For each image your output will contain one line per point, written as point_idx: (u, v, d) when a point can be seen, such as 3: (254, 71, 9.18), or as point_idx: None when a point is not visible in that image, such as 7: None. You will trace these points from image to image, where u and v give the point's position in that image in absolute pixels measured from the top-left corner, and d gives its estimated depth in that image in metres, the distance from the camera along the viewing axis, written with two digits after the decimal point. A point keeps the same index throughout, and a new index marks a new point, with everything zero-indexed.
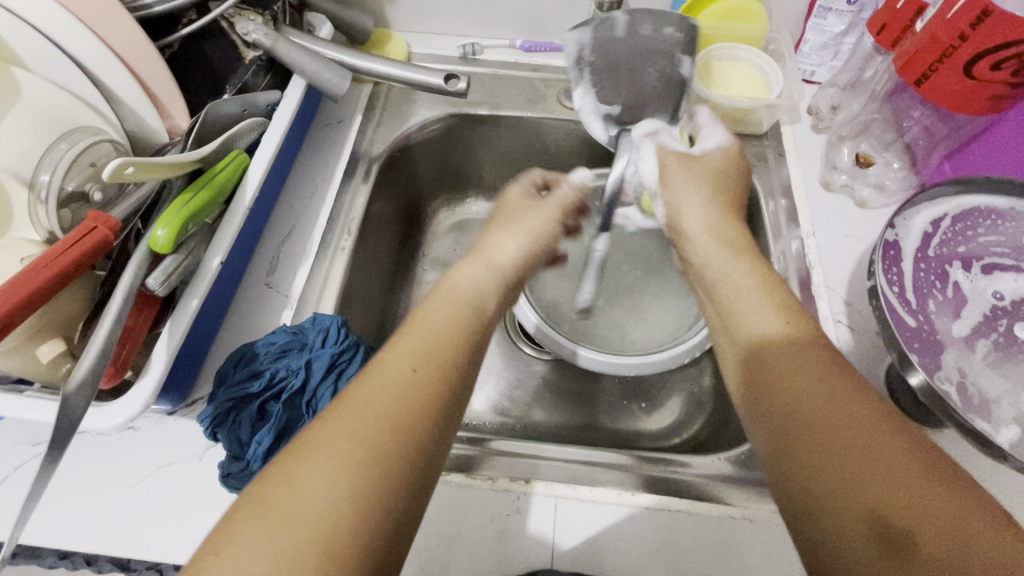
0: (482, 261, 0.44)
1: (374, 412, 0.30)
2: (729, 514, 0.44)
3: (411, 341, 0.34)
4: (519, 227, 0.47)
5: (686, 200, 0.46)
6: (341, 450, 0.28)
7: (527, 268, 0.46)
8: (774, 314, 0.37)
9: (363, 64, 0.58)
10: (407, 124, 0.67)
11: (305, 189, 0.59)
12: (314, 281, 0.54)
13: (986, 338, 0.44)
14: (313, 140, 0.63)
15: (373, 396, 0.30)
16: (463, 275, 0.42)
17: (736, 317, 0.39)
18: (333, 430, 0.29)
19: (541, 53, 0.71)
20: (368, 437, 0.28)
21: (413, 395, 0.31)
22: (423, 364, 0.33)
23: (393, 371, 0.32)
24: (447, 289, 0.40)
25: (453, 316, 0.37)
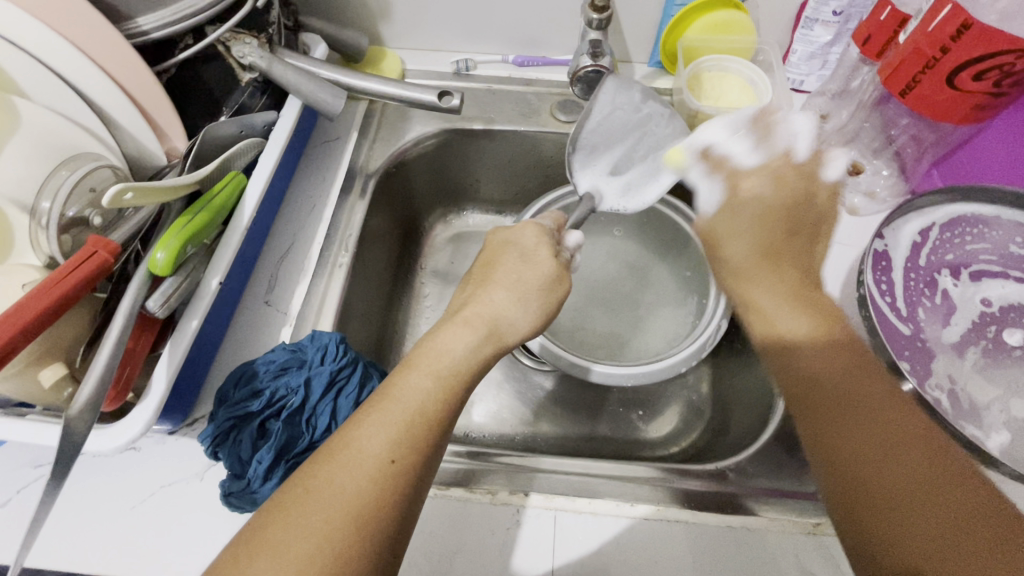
0: (466, 322, 0.41)
1: (346, 495, 0.30)
2: (729, 523, 0.44)
3: (389, 416, 0.34)
4: (501, 279, 0.44)
5: (731, 233, 0.47)
6: (311, 528, 0.29)
7: (520, 323, 0.42)
8: (802, 316, 0.39)
9: (358, 83, 0.59)
10: (402, 140, 0.67)
11: (303, 207, 0.60)
12: (312, 298, 0.55)
13: (976, 345, 0.44)
14: (310, 157, 0.64)
15: (339, 483, 0.30)
16: (441, 340, 0.39)
17: (768, 318, 0.41)
18: (298, 517, 0.29)
19: (533, 67, 0.72)
20: (335, 520, 0.29)
21: (376, 486, 0.31)
22: (405, 451, 0.32)
23: (370, 453, 0.32)
24: (429, 356, 0.38)
25: (438, 389, 0.36)
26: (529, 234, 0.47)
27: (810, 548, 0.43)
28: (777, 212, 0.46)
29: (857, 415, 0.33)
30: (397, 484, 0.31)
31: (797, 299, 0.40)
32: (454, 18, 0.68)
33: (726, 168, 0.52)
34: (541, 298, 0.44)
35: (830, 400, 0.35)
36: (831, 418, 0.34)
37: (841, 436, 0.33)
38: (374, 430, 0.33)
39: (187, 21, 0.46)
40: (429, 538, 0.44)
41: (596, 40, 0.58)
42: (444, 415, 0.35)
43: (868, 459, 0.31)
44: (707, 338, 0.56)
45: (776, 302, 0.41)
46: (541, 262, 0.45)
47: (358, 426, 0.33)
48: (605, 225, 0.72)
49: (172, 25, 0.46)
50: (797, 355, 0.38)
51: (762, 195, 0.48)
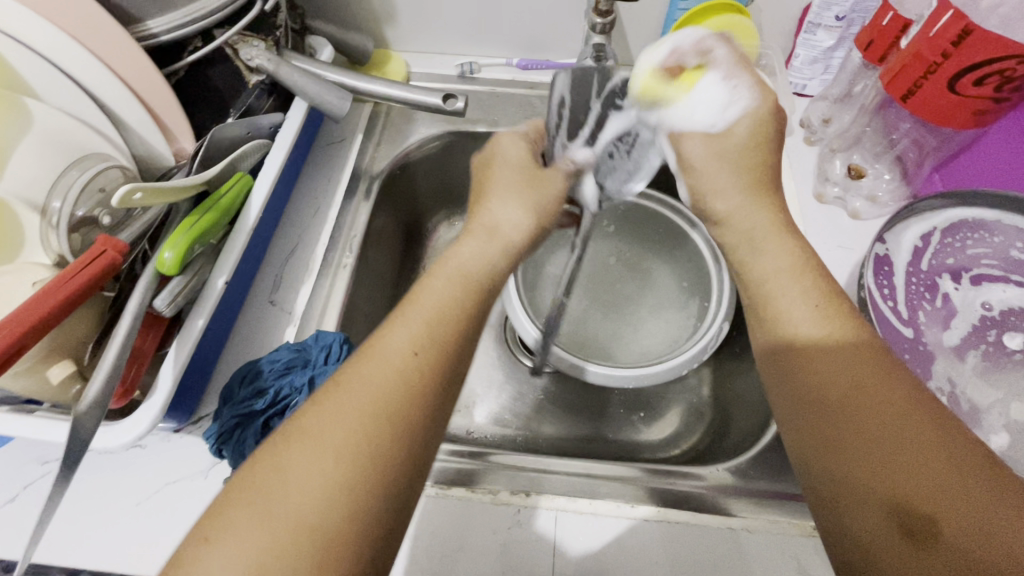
0: (472, 256, 0.41)
1: (377, 391, 0.31)
2: (728, 525, 0.44)
3: (413, 321, 0.35)
4: (508, 185, 0.44)
5: (711, 185, 0.42)
6: (353, 425, 0.30)
7: (526, 238, 0.43)
8: (806, 300, 0.36)
9: (363, 85, 0.60)
10: (406, 142, 0.68)
11: (307, 208, 0.61)
12: (316, 298, 0.55)
13: (976, 349, 0.44)
14: (316, 158, 0.65)
15: (375, 379, 0.31)
16: (466, 252, 0.41)
17: (769, 299, 0.38)
18: (340, 406, 0.30)
19: (537, 71, 0.72)
20: (377, 414, 0.30)
21: (412, 387, 0.32)
22: (425, 344, 0.34)
23: (401, 355, 0.33)
24: (450, 277, 0.39)
25: (461, 302, 0.37)
26: (510, 143, 0.48)
27: (810, 549, 0.43)
28: (750, 162, 0.41)
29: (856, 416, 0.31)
30: (427, 388, 0.32)
31: (829, 306, 0.36)
32: (459, 21, 0.69)
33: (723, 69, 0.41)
34: (545, 204, 0.45)
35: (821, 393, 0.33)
36: (829, 432, 0.32)
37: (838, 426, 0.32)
38: (403, 336, 0.34)
39: (195, 26, 0.47)
40: (433, 537, 0.44)
41: (598, 45, 0.56)
42: (466, 312, 0.37)
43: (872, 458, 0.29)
44: (708, 342, 0.57)
45: (794, 297, 0.37)
46: (548, 182, 0.46)
47: (382, 334, 0.34)
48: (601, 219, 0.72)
49: (183, 29, 0.47)
50: (795, 362, 0.35)
51: (750, 134, 0.41)
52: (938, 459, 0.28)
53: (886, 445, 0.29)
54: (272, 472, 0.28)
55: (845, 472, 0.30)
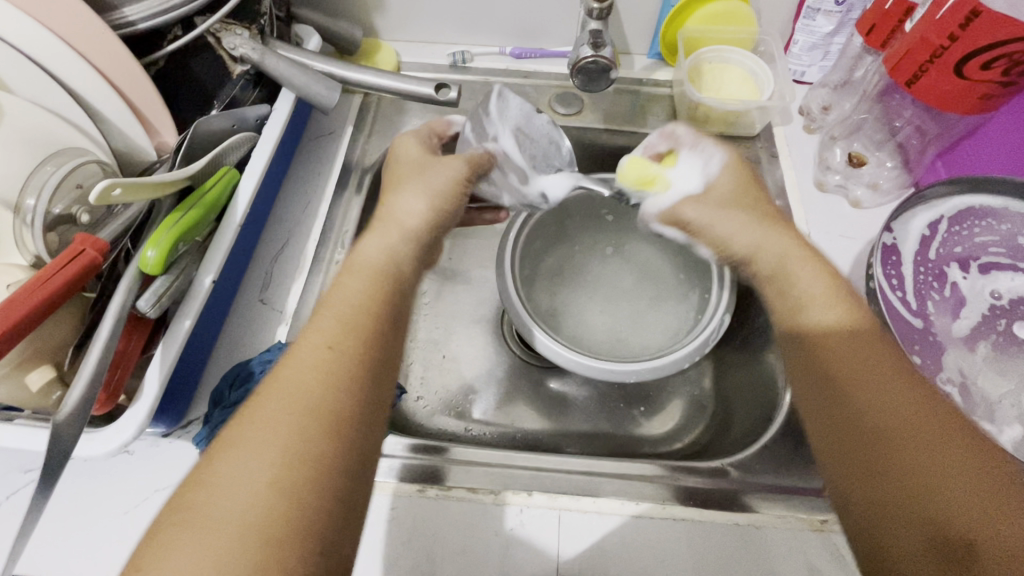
0: (375, 256, 0.41)
1: (307, 386, 0.31)
2: (735, 521, 0.44)
3: (326, 319, 0.35)
4: (426, 182, 0.46)
5: (726, 229, 0.46)
6: (265, 458, 0.28)
7: (437, 227, 0.45)
8: (829, 305, 0.39)
9: (352, 75, 0.58)
10: (398, 134, 0.66)
11: (297, 203, 0.59)
12: (308, 296, 0.54)
13: (985, 339, 0.44)
14: (305, 151, 0.63)
15: (281, 406, 0.30)
16: (370, 245, 0.42)
17: (789, 286, 0.41)
18: (242, 447, 0.29)
19: (531, 60, 0.71)
20: (288, 443, 0.29)
21: (319, 405, 0.31)
22: (340, 338, 0.34)
23: (309, 373, 0.32)
24: (342, 296, 0.37)
25: (365, 304, 0.37)
26: (411, 144, 0.50)
27: (818, 545, 0.43)
28: (745, 197, 0.47)
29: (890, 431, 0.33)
30: (341, 397, 0.32)
31: (839, 292, 0.40)
32: (450, 9, 0.67)
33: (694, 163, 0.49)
34: (450, 194, 0.46)
35: (853, 406, 0.35)
36: (867, 455, 0.33)
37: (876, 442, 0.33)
38: (309, 353, 0.33)
39: (172, 13, 0.45)
40: (434, 540, 0.43)
41: (596, 31, 0.52)
42: (377, 304, 0.37)
43: (915, 475, 0.31)
44: (709, 335, 0.56)
45: (810, 286, 0.40)
46: (449, 165, 0.48)
47: (300, 338, 0.35)
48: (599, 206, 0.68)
49: (161, 17, 0.45)
50: (821, 357, 0.38)
51: (735, 197, 0.47)
52: (958, 475, 0.30)
53: (920, 484, 0.30)
54: (173, 535, 0.26)
55: (870, 500, 0.32)
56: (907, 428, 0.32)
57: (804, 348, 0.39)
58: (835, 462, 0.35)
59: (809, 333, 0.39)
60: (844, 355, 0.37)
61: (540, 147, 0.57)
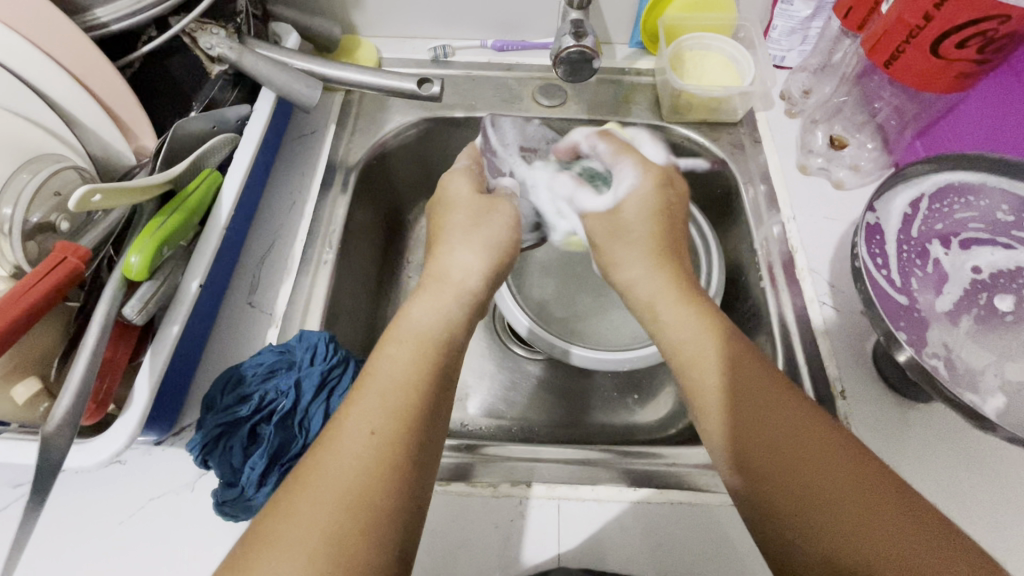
0: (435, 304, 0.43)
1: (349, 472, 0.31)
2: (732, 501, 0.44)
3: (370, 396, 0.34)
4: (478, 237, 0.49)
5: (625, 260, 0.49)
6: (308, 545, 0.28)
7: (489, 279, 0.48)
8: (699, 329, 0.41)
9: (333, 72, 0.57)
10: (382, 131, 0.65)
11: (282, 204, 0.58)
12: (298, 297, 0.53)
13: (968, 313, 0.45)
14: (288, 151, 0.62)
15: (329, 487, 0.30)
16: (420, 309, 0.42)
17: (660, 326, 0.44)
18: (287, 532, 0.28)
19: (513, 52, 0.70)
20: (329, 528, 0.28)
21: (364, 489, 0.30)
22: (385, 420, 0.33)
23: (354, 451, 0.31)
24: (393, 348, 0.38)
25: (414, 368, 0.37)
26: (460, 184, 0.54)
27: None
28: (660, 208, 0.51)
29: (790, 462, 0.33)
30: (388, 480, 0.31)
31: (700, 313, 0.42)
32: (430, 3, 0.66)
33: (632, 155, 0.55)
34: (496, 249, 0.49)
35: (755, 441, 0.35)
36: (772, 484, 0.33)
37: (781, 475, 0.33)
38: (358, 427, 0.33)
39: (146, 13, 0.44)
40: (434, 535, 0.43)
41: (578, 21, 0.52)
42: (423, 386, 0.36)
43: (819, 507, 0.31)
44: None
45: (684, 319, 0.42)
46: (496, 223, 0.51)
47: (344, 414, 0.34)
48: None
49: (134, 16, 0.44)
50: (733, 387, 0.38)
51: (642, 208, 0.51)
52: (874, 516, 0.30)
53: (837, 521, 0.30)
54: None
55: (779, 530, 0.32)
56: (805, 463, 0.33)
57: (682, 369, 0.40)
58: (743, 495, 0.35)
59: (682, 351, 0.41)
60: (753, 380, 0.37)
61: (512, 164, 0.61)
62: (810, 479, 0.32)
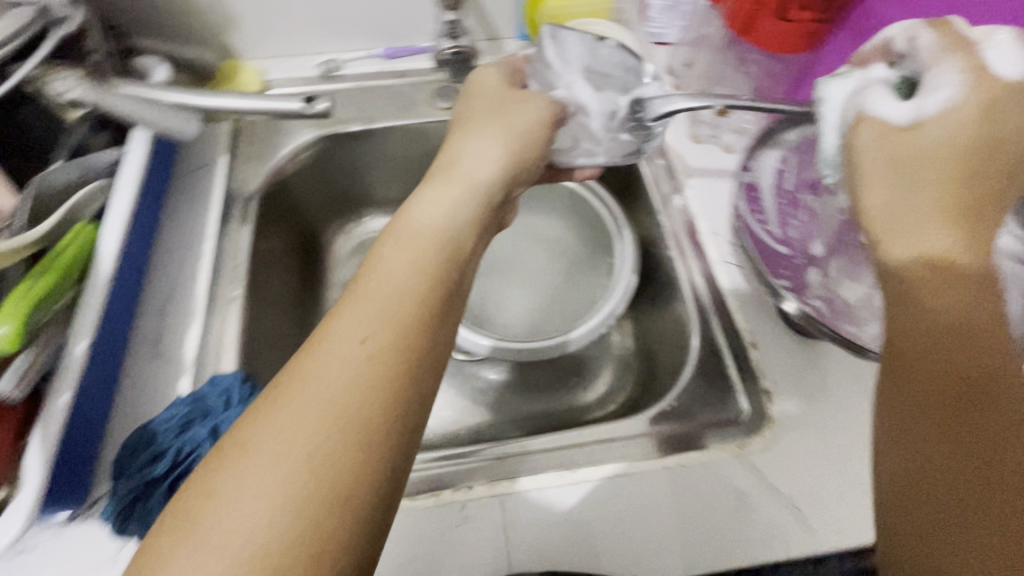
0: (464, 190, 0.38)
1: (347, 371, 0.27)
2: (665, 465, 0.46)
3: (311, 367, 0.27)
4: (506, 126, 0.43)
5: (873, 186, 0.33)
6: (246, 527, 0.23)
7: (511, 178, 0.42)
8: (912, 197, 0.31)
9: (210, 100, 0.54)
10: (277, 155, 0.63)
11: (178, 246, 0.55)
12: (207, 340, 0.51)
13: (846, 249, 0.48)
14: (179, 190, 0.59)
15: (267, 472, 0.24)
16: (429, 199, 0.37)
17: (861, 195, 0.33)
18: (221, 515, 0.24)
19: (403, 59, 0.70)
20: (277, 514, 0.24)
21: (315, 477, 0.25)
22: (337, 408, 0.26)
23: (294, 440, 0.25)
24: (370, 283, 0.31)
25: (420, 277, 0.32)
26: (485, 77, 0.49)
27: (742, 469, 0.46)
28: (985, 149, 0.31)
29: (979, 428, 0.27)
30: (348, 464, 0.25)
31: (942, 183, 0.31)
32: (309, 19, 0.65)
33: (964, 47, 0.32)
34: (525, 145, 0.43)
35: (929, 392, 0.28)
36: (930, 432, 0.28)
37: (951, 443, 0.27)
38: (298, 401, 0.26)
39: None
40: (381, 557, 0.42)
41: (453, 22, 0.52)
42: (427, 285, 0.31)
43: (992, 498, 0.26)
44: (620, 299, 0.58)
45: (924, 208, 0.31)
46: (527, 110, 0.45)
47: (331, 329, 0.29)
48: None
49: None
50: (908, 290, 0.30)
51: (978, 146, 0.31)
52: None
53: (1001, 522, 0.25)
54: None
55: (916, 480, 0.28)
56: (985, 434, 0.27)
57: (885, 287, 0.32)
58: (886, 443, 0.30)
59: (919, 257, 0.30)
60: (936, 293, 0.29)
61: (621, 82, 0.52)
62: (947, 457, 0.27)
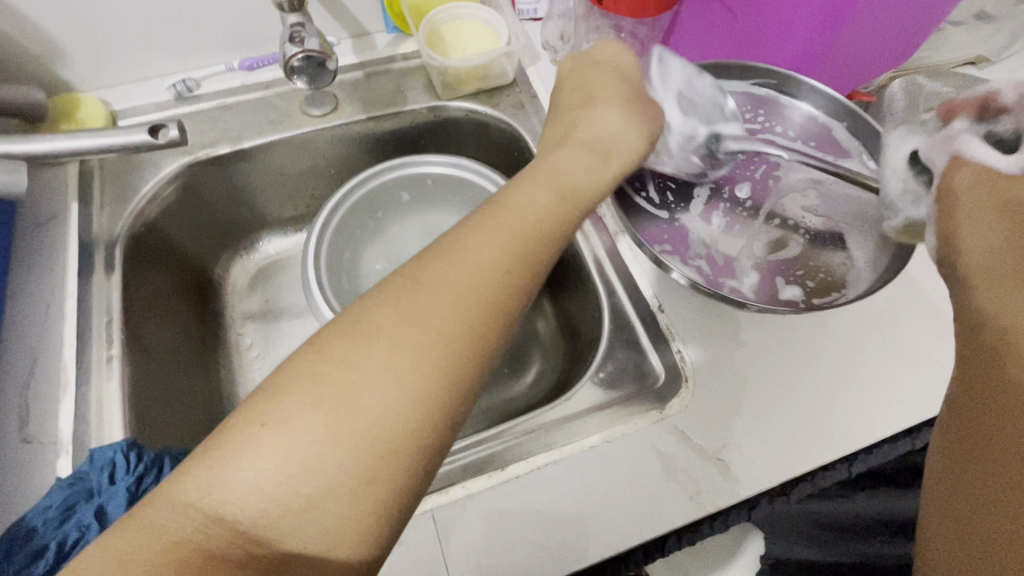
0: (586, 145, 0.44)
1: (460, 288, 0.33)
2: (591, 445, 0.46)
3: (432, 305, 0.32)
4: (615, 108, 0.45)
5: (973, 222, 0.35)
6: (324, 453, 0.28)
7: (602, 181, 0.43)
8: (996, 221, 0.34)
9: (43, 146, 0.49)
10: (140, 193, 0.57)
11: (36, 313, 0.50)
12: (84, 411, 0.46)
13: (718, 209, 0.52)
14: (25, 249, 0.53)
15: (350, 419, 0.29)
16: (569, 159, 0.42)
17: (953, 220, 0.36)
18: (300, 436, 0.28)
19: (267, 68, 0.65)
20: (351, 452, 0.28)
21: (382, 436, 0.29)
22: (429, 370, 0.31)
23: (373, 399, 0.29)
24: (464, 263, 0.34)
25: (512, 275, 0.35)
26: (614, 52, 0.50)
27: (664, 434, 0.46)
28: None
29: (1004, 453, 0.30)
30: (410, 441, 0.30)
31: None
32: (148, 37, 0.59)
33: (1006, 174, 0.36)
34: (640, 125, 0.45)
35: (979, 440, 0.31)
36: (963, 460, 0.32)
37: (989, 450, 0.31)
38: (392, 355, 0.30)
39: None
40: None
41: (297, 24, 0.47)
42: (561, 213, 0.39)
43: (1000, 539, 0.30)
44: None
45: (983, 221, 0.35)
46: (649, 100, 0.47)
47: (447, 264, 0.34)
48: (393, 190, 0.67)
49: None
50: (968, 269, 0.34)
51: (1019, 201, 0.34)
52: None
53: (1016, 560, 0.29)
54: (214, 473, 0.27)
55: (954, 477, 0.33)
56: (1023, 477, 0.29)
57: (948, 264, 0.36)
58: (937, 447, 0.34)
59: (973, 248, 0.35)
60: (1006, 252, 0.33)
61: (710, 113, 0.49)
62: (998, 521, 0.30)
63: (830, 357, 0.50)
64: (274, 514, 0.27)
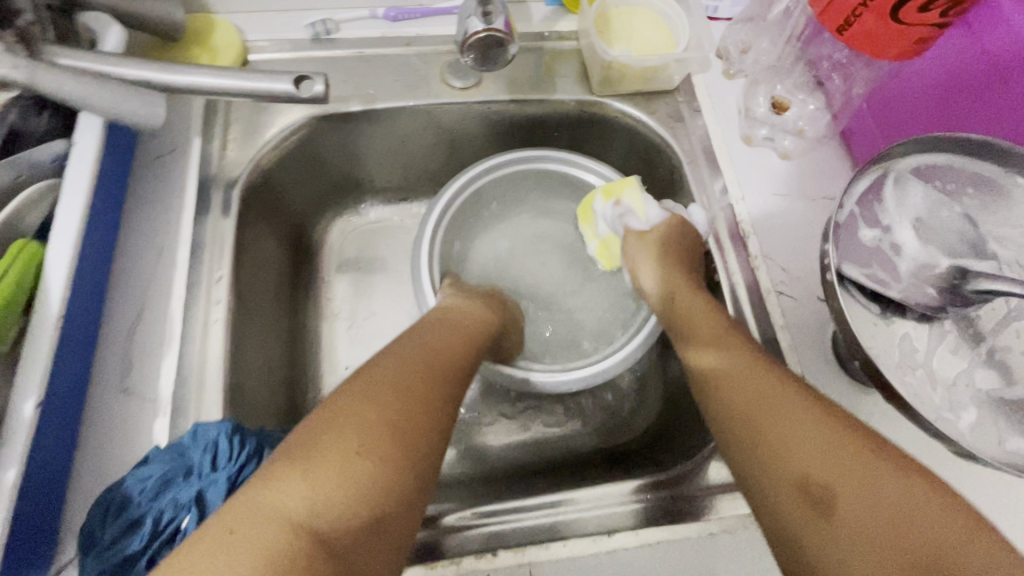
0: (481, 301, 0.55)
1: (417, 356, 0.42)
2: (709, 532, 0.41)
3: (400, 368, 0.40)
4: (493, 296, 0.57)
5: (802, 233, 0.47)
6: (362, 443, 0.34)
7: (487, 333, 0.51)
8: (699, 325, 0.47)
9: (176, 78, 0.43)
10: (263, 139, 0.53)
11: (146, 253, 0.47)
12: (184, 373, 0.43)
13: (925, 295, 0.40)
14: (142, 182, 0.50)
15: (373, 419, 0.35)
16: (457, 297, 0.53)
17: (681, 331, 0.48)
18: (337, 439, 0.34)
19: (411, 21, 0.59)
20: (379, 442, 0.34)
21: (405, 432, 0.36)
22: (415, 397, 0.38)
23: (387, 413, 0.36)
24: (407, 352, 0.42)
25: (454, 345, 0.46)
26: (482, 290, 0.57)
27: None
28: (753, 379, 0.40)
29: (785, 437, 0.36)
30: (425, 437, 0.37)
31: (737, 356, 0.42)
32: None
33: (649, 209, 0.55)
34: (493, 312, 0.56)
35: (757, 440, 0.37)
36: (771, 447, 0.36)
37: (775, 451, 0.36)
38: (385, 385, 0.38)
39: None
40: None
41: None
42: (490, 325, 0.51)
43: (807, 465, 0.34)
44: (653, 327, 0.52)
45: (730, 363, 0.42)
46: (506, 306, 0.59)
47: (383, 358, 0.41)
48: (517, 183, 0.61)
49: None
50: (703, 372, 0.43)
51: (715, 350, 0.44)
52: (876, 479, 0.32)
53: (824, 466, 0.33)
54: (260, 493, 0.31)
55: (759, 457, 0.36)
56: (804, 440, 0.35)
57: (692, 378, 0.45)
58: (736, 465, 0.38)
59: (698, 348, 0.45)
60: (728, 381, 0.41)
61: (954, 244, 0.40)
62: (819, 458, 0.34)
63: (995, 492, 0.43)
64: (314, 521, 0.30)
